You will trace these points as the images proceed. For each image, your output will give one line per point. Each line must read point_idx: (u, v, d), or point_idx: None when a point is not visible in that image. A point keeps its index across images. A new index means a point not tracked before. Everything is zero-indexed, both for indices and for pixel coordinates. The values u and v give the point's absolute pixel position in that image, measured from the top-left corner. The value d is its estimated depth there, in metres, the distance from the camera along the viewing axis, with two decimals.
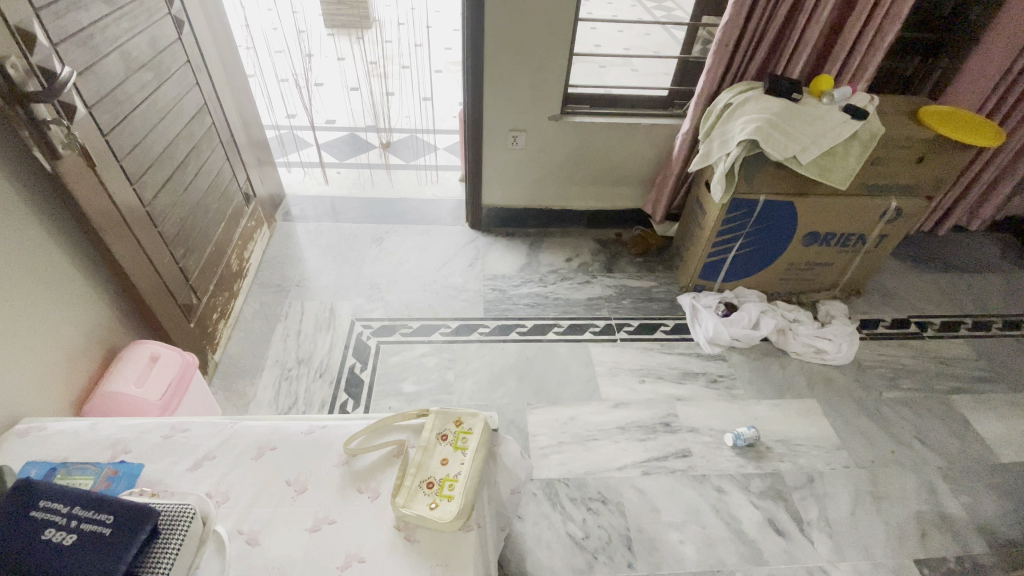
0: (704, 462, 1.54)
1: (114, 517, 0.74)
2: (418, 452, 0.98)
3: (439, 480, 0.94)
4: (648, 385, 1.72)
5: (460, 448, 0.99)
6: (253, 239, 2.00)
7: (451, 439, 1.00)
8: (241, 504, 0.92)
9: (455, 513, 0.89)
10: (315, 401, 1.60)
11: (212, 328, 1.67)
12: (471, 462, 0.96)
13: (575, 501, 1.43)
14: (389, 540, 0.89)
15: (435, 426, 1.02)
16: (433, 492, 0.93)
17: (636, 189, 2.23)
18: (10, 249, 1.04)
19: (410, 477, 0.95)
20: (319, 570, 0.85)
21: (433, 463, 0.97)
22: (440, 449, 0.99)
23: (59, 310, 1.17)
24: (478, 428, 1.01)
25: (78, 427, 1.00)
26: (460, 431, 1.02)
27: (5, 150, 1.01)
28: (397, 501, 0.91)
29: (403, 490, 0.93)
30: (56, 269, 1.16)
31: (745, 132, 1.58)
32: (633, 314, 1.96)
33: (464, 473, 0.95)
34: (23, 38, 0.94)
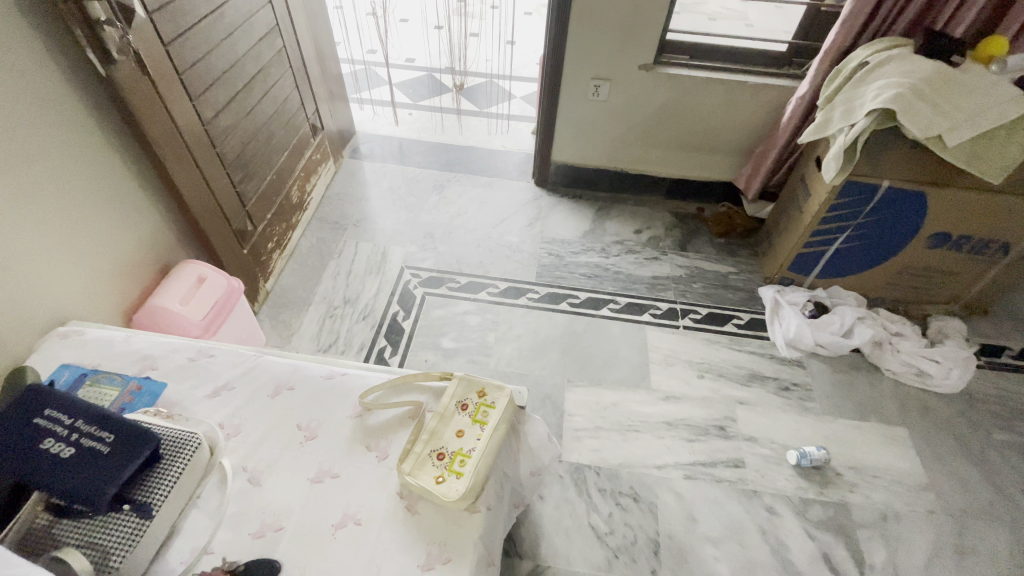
0: (758, 478, 1.36)
1: (114, 437, 0.73)
2: (434, 417, 0.90)
3: (451, 453, 0.86)
4: (706, 381, 1.54)
5: (479, 422, 0.89)
6: (316, 172, 1.97)
7: (471, 410, 0.91)
8: (250, 440, 0.89)
9: (462, 492, 0.81)
10: (354, 344, 1.58)
11: (266, 258, 1.67)
12: (488, 439, 0.87)
13: (603, 492, 1.32)
14: (390, 507, 0.83)
15: (456, 393, 0.93)
16: (443, 464, 0.85)
17: (728, 160, 1.96)
18: (65, 153, 1.05)
19: (421, 443, 0.87)
20: (313, 524, 0.80)
21: (448, 433, 0.89)
22: (457, 420, 0.90)
23: (114, 222, 1.19)
24: (502, 404, 0.91)
25: (114, 336, 1.03)
26: (482, 403, 0.92)
27: (63, 49, 1.01)
28: (403, 468, 0.84)
29: (413, 456, 0.86)
30: (111, 180, 1.17)
31: (879, 100, 1.29)
32: (703, 300, 1.76)
33: (478, 449, 0.86)
34: None
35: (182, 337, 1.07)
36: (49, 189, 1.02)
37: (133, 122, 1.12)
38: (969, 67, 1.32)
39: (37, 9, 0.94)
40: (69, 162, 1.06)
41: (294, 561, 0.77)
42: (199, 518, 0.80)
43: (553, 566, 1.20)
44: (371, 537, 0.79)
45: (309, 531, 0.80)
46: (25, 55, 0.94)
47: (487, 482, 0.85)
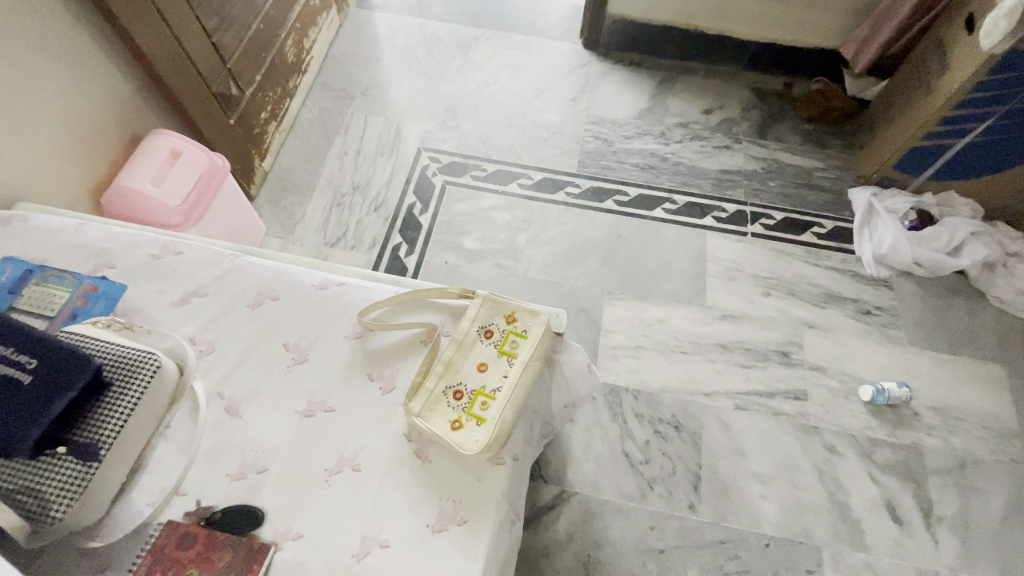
0: (821, 413, 1.19)
1: (39, 364, 0.56)
2: (450, 346, 0.71)
3: (471, 392, 0.69)
4: (772, 300, 1.32)
5: (506, 355, 0.70)
6: (315, 24, 1.62)
7: (496, 339, 0.72)
8: (227, 361, 0.73)
9: (484, 443, 0.64)
10: (365, 238, 1.37)
11: (259, 131, 1.41)
12: (517, 377, 0.68)
13: (640, 418, 1.15)
14: (395, 452, 0.67)
15: (479, 317, 0.73)
16: (461, 405, 0.68)
17: (836, 19, 1.53)
18: None
19: (435, 378, 0.70)
20: (304, 468, 0.66)
21: (467, 367, 0.70)
22: (479, 351, 0.71)
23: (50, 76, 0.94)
24: (537, 334, 0.71)
25: (64, 224, 0.84)
26: (511, 331, 0.72)
27: None
28: (411, 408, 0.67)
29: (424, 394, 0.69)
30: (34, 17, 0.90)
31: None
32: (778, 203, 1.47)
33: (505, 390, 0.67)
34: None
35: (148, 228, 0.88)
36: None
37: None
38: None
39: None
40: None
41: (280, 511, 0.64)
42: (168, 453, 0.67)
43: (580, 493, 1.09)
44: (372, 488, 0.65)
45: (299, 476, 0.66)
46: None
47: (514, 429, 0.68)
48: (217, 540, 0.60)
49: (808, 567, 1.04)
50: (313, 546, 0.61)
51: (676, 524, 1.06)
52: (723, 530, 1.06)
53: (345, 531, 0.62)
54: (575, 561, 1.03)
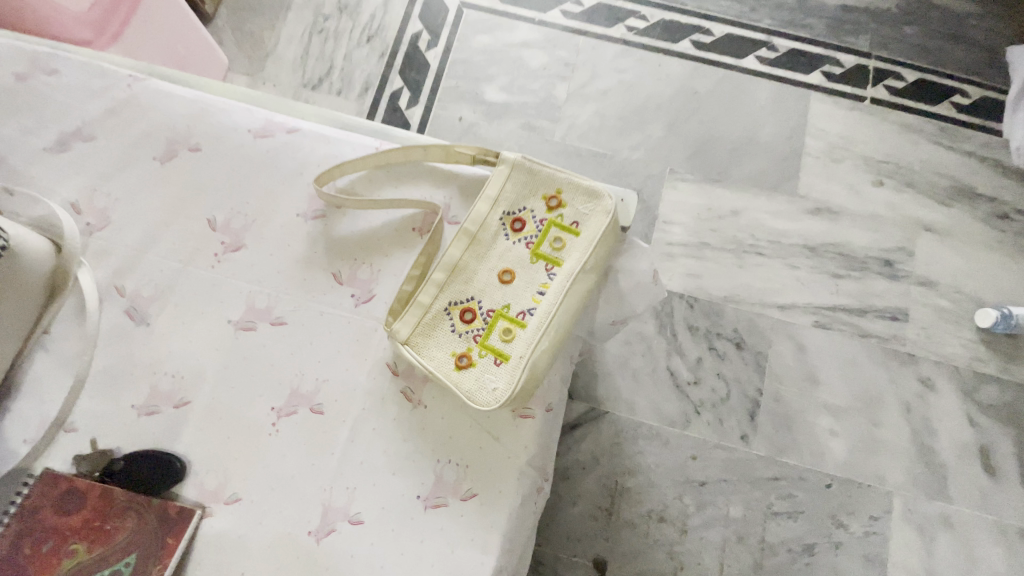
0: (920, 339, 0.95)
1: None
2: (459, 245, 0.46)
3: (490, 314, 0.45)
4: (883, 192, 1.02)
5: (547, 260, 0.46)
6: None
7: (530, 235, 0.47)
8: (127, 242, 0.50)
9: (506, 390, 0.42)
10: (355, 80, 1.05)
11: None
12: (560, 295, 0.44)
13: (694, 331, 0.93)
14: (372, 392, 0.45)
15: (505, 200, 0.48)
16: (474, 331, 0.45)
17: None
18: None
19: (434, 290, 0.45)
20: (239, 408, 0.45)
21: (483, 277, 0.46)
22: (503, 250, 0.47)
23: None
24: (593, 230, 0.46)
25: None
26: (552, 223, 0.47)
27: None
28: (399, 331, 0.45)
29: (420, 313, 0.45)
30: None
31: None
32: (914, 58, 1.09)
33: (540, 313, 0.44)
34: None
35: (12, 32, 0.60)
36: None
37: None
38: None
39: None
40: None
41: (209, 459, 0.44)
42: (51, 368, 0.47)
43: (611, 413, 0.91)
44: (341, 433, 0.44)
45: (237, 410, 0.45)
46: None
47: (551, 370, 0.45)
48: (116, 501, 0.42)
49: (872, 512, 0.88)
50: (257, 512, 0.43)
51: (723, 456, 0.89)
52: (778, 466, 0.89)
53: (301, 492, 0.43)
54: (598, 487, 0.88)
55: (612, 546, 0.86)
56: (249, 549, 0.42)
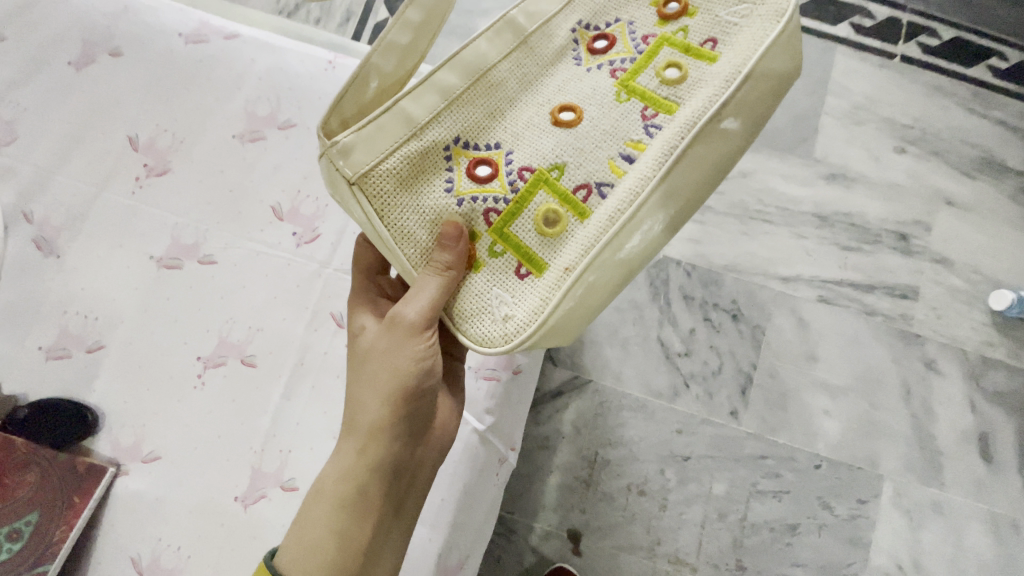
0: (930, 319, 0.90)
1: None
2: (505, 42, 0.42)
3: (527, 174, 0.41)
4: (906, 160, 0.94)
5: (648, 98, 0.41)
6: None
7: (629, 57, 0.42)
8: (53, 151, 0.61)
9: (523, 300, 0.40)
10: (336, 9, 0.96)
11: None
12: (666, 153, 0.39)
13: (690, 300, 0.88)
14: (284, 354, 0.57)
15: (588, 5, 0.44)
16: (484, 201, 0.41)
17: None
18: None
19: (435, 96, 0.40)
20: (170, 322, 0.57)
21: (527, 114, 0.42)
22: (580, 82, 0.42)
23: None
24: (738, 48, 0.41)
25: None
26: (668, 40, 0.42)
27: None
28: (353, 163, 0.38)
29: (392, 145, 0.39)
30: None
31: None
32: (952, 14, 0.99)
33: (618, 193, 0.39)
34: None
35: None
36: None
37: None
38: None
39: None
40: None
41: (124, 419, 0.55)
42: None
43: (596, 382, 0.86)
44: (257, 396, 0.56)
45: (160, 369, 0.56)
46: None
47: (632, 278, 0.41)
48: (14, 457, 0.50)
49: (861, 497, 0.85)
50: (167, 478, 0.53)
51: (711, 432, 0.85)
52: (767, 445, 0.85)
53: (221, 460, 0.54)
54: (578, 458, 0.84)
55: (588, 518, 0.83)
56: (156, 519, 0.52)
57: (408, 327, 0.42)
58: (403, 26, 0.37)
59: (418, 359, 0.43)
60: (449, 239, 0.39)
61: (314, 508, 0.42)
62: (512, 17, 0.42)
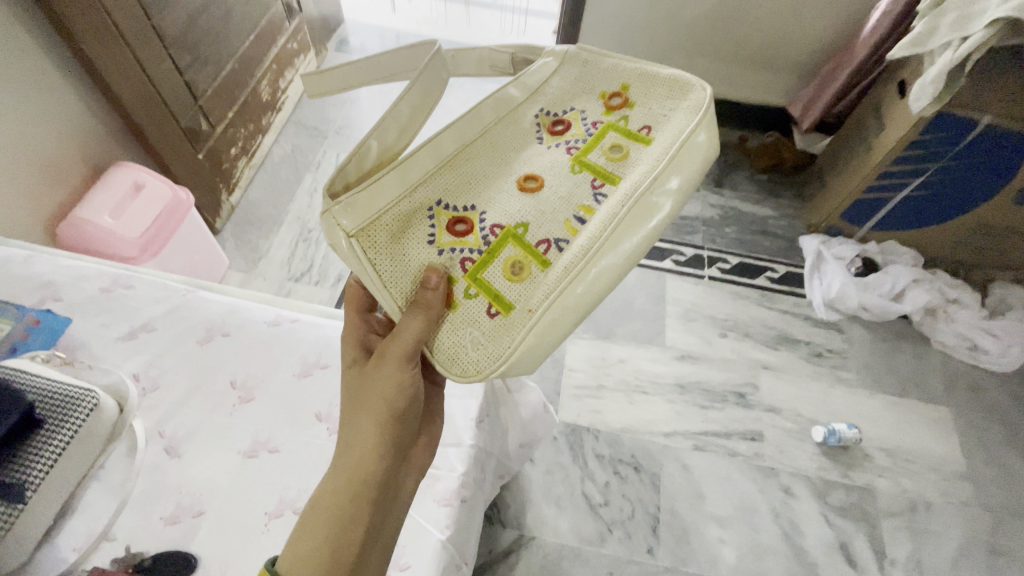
0: (776, 454, 1.21)
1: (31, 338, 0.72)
2: (477, 128, 0.60)
3: (497, 231, 0.56)
4: (729, 342, 1.37)
5: (596, 173, 0.59)
6: (292, 66, 1.68)
7: (582, 139, 0.61)
8: (171, 397, 0.71)
9: (491, 336, 0.54)
10: (330, 273, 1.40)
11: (229, 166, 1.44)
12: (609, 218, 0.55)
13: (600, 459, 1.17)
14: None
15: (549, 97, 0.64)
16: (460, 253, 0.56)
17: (783, 80, 1.67)
18: None
19: (420, 165, 0.56)
20: (245, 507, 0.64)
21: (497, 181, 0.59)
22: (542, 156, 0.60)
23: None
24: (663, 135, 0.60)
25: (10, 255, 0.81)
26: (613, 127, 0.62)
27: None
28: (353, 221, 0.53)
29: (384, 206, 0.54)
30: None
31: (1009, 4, 0.96)
32: (733, 248, 1.55)
33: (572, 247, 0.55)
34: None
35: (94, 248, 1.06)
36: None
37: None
38: None
39: None
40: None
41: (214, 557, 0.61)
42: (103, 496, 0.64)
43: (538, 536, 1.07)
44: None
45: (238, 518, 0.63)
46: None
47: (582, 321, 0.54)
48: None
49: None
50: None
51: (635, 569, 1.04)
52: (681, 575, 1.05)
53: None
54: None
55: None
56: None
57: (396, 357, 0.55)
58: (394, 116, 0.52)
59: (405, 386, 0.56)
60: (430, 287, 0.54)
61: (315, 516, 0.51)
62: (484, 107, 0.60)
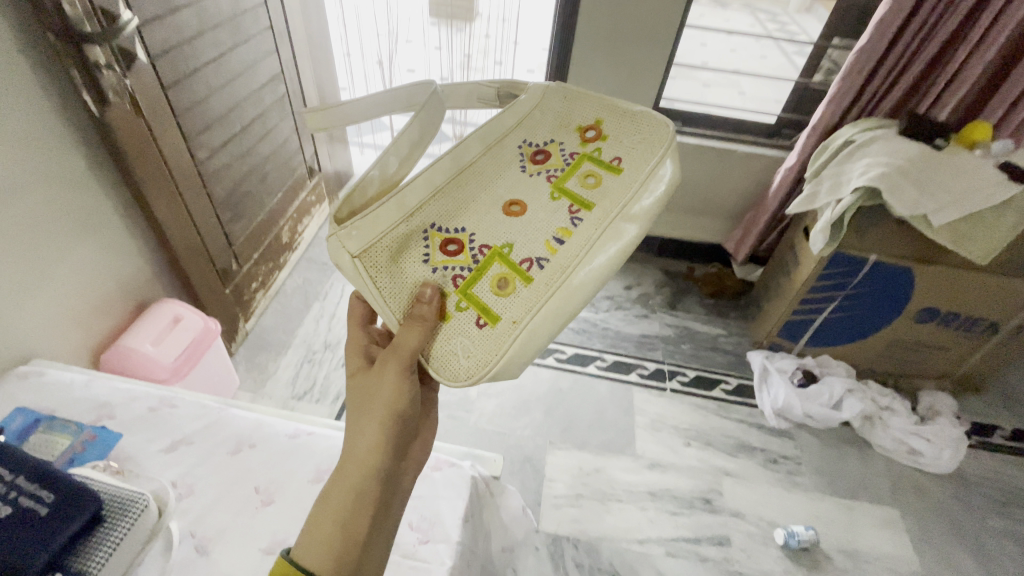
0: (744, 558, 1.29)
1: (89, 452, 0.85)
2: (464, 157, 0.72)
3: (485, 250, 0.69)
4: (693, 450, 1.51)
5: (574, 199, 0.72)
6: (310, 213, 1.99)
7: (561, 168, 0.75)
8: (203, 502, 0.84)
9: (483, 341, 0.66)
10: (330, 392, 1.55)
11: (248, 297, 1.65)
12: (582, 240, 0.69)
13: (580, 567, 1.24)
14: None
15: (531, 131, 0.78)
16: (452, 270, 0.68)
17: (718, 222, 2.01)
18: (59, 209, 1.09)
19: (416, 191, 0.67)
20: None
21: (484, 203, 0.72)
22: (525, 181, 0.74)
23: (82, 225, 1.15)
24: (631, 165, 0.73)
25: (75, 379, 0.97)
26: (587, 156, 0.75)
27: (59, 104, 1.04)
28: (355, 245, 0.64)
29: (381, 230, 0.65)
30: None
31: (863, 178, 1.28)
32: (691, 364, 1.76)
33: (550, 265, 0.68)
34: (104, 15, 0.98)
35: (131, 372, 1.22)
36: (39, 237, 1.05)
37: (105, 130, 1.08)
38: (954, 150, 1.30)
39: (51, 82, 1.02)
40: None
41: None
42: None
43: None
44: None
45: None
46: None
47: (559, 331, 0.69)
48: None
49: None
50: None
51: None
52: None
53: None
54: None
55: None
56: None
57: (397, 364, 0.66)
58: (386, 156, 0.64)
59: (402, 390, 0.67)
60: (426, 301, 0.66)
61: (326, 505, 0.59)
62: (472, 140, 0.73)
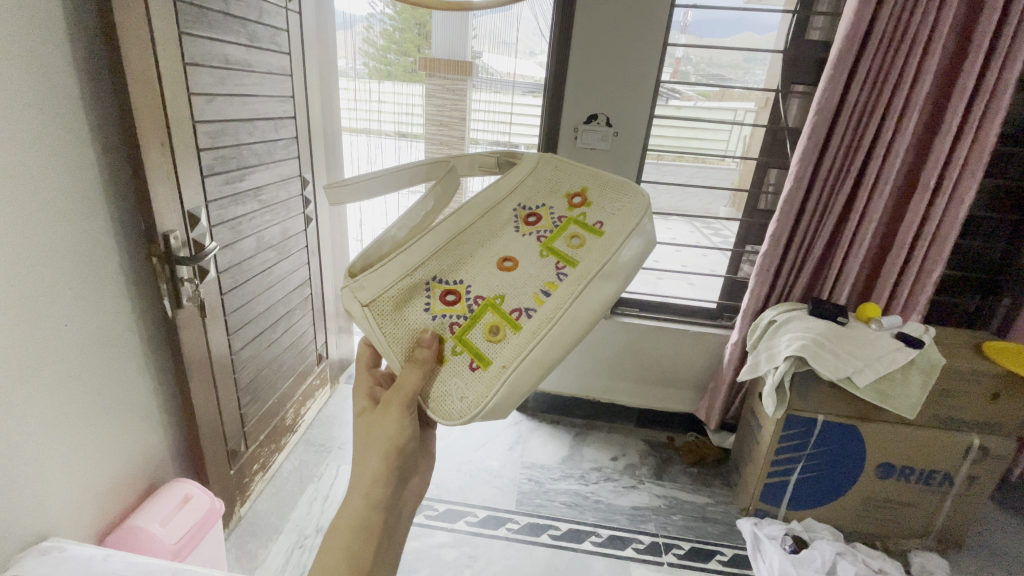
0: None
1: None
2: (463, 219, 0.81)
3: (479, 301, 0.77)
4: None
5: (562, 255, 0.79)
6: (313, 397, 2.16)
7: (549, 229, 0.82)
8: None
9: (475, 382, 0.73)
10: None
11: (248, 479, 1.71)
12: (565, 294, 0.75)
13: None
14: None
15: (525, 196, 0.86)
16: (449, 318, 0.76)
17: (687, 394, 2.23)
18: (113, 393, 1.26)
19: (419, 250, 0.77)
20: None
21: (480, 259, 0.80)
22: (517, 240, 0.82)
23: (126, 407, 1.31)
24: (612, 228, 0.80)
25: (94, 555, 1.02)
26: (574, 221, 0.83)
27: (139, 309, 1.31)
28: (365, 296, 0.74)
29: (388, 285, 0.75)
30: (87, 298, 1.16)
31: (790, 348, 1.58)
32: (684, 534, 1.78)
33: (538, 315, 0.75)
34: (195, 246, 1.30)
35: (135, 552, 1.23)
36: (91, 417, 1.20)
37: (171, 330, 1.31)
38: (854, 326, 1.63)
39: (138, 293, 1.30)
40: (57, 306, 1.09)
41: None
42: None
43: None
44: None
45: None
46: (79, 267, 1.13)
47: (546, 377, 0.74)
48: None
49: None
50: None
51: None
52: None
53: None
54: None
55: None
56: None
57: (399, 403, 0.73)
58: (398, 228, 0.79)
59: (402, 427, 0.73)
60: (425, 346, 0.73)
61: (334, 540, 0.66)
62: (472, 206, 0.83)
